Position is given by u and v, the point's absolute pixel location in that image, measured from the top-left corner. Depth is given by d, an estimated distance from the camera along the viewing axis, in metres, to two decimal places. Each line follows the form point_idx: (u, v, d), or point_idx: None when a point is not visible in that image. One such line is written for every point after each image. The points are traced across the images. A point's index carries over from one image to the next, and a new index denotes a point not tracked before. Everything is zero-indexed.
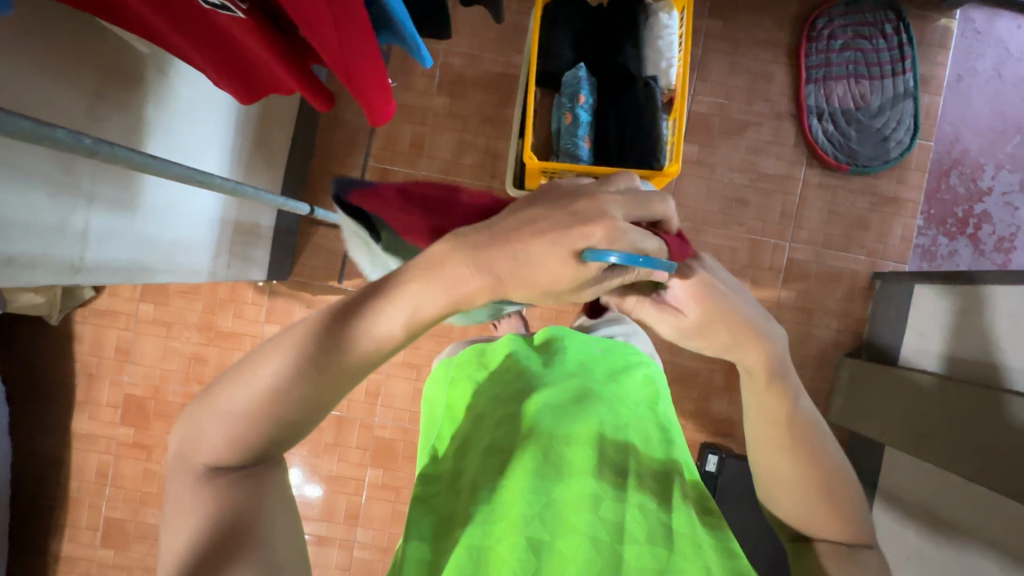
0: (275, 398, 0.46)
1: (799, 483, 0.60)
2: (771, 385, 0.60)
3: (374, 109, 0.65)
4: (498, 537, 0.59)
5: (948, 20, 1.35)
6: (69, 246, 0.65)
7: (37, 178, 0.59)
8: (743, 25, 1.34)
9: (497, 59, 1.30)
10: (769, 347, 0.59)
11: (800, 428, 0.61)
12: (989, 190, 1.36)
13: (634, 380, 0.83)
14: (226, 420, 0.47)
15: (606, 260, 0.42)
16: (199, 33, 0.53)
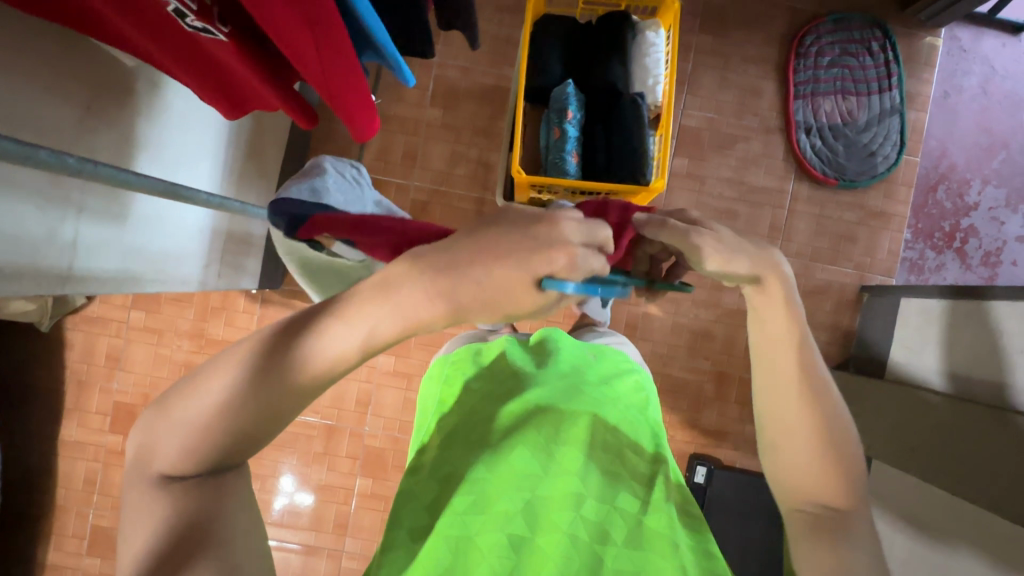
0: (229, 408, 0.46)
1: (798, 436, 0.56)
2: (779, 317, 0.58)
3: (359, 126, 0.66)
4: (475, 532, 0.59)
5: (935, 38, 1.37)
6: (58, 256, 0.66)
7: (26, 190, 0.60)
8: (732, 41, 1.36)
9: (490, 71, 1.31)
10: (774, 277, 0.57)
11: (806, 366, 0.57)
12: (975, 204, 1.38)
13: (624, 386, 0.83)
14: (182, 429, 0.47)
15: (563, 289, 0.41)
16: (185, 56, 0.55)
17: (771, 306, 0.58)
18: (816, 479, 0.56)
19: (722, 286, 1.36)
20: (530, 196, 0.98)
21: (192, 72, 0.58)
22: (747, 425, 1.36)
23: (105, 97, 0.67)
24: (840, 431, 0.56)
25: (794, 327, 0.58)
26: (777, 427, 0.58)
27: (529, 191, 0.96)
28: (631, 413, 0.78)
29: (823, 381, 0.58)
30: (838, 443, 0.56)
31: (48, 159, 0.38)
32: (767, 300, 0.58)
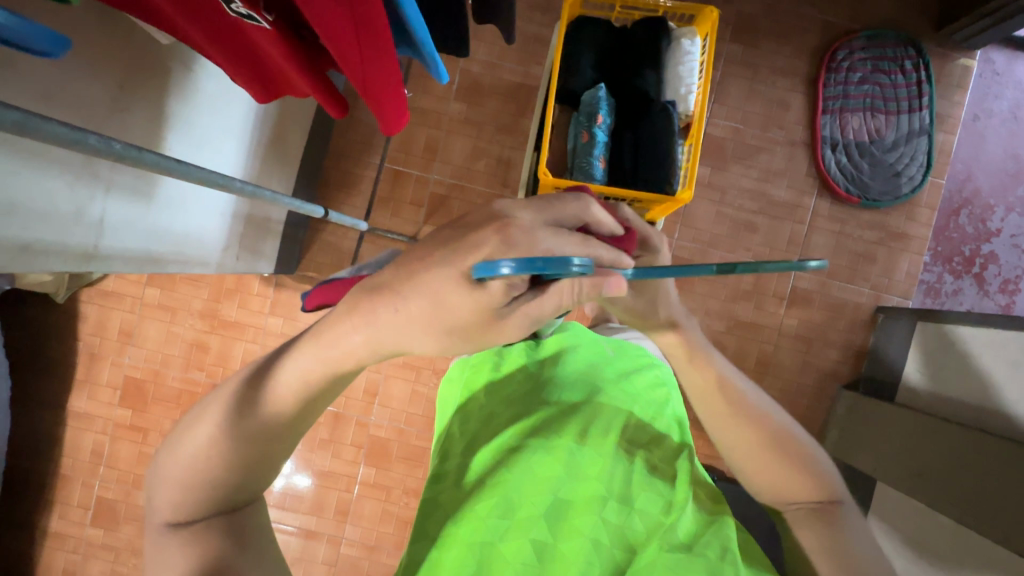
0: (205, 461, 0.56)
1: (750, 452, 0.71)
2: (695, 360, 0.74)
3: (389, 121, 0.65)
4: (501, 542, 0.61)
5: (969, 60, 1.35)
6: (84, 234, 0.66)
7: (58, 168, 0.60)
8: (763, 52, 1.35)
9: (517, 69, 1.30)
10: (681, 334, 0.74)
11: (730, 392, 0.73)
12: (997, 231, 1.37)
13: (643, 385, 0.82)
14: (176, 483, 0.57)
15: (494, 271, 0.39)
16: (222, 36, 0.54)
17: (688, 360, 0.74)
18: (780, 483, 0.70)
19: (736, 298, 1.35)
20: None
21: (228, 53, 0.58)
22: None
23: (139, 77, 0.67)
24: (784, 437, 0.71)
25: (710, 370, 0.74)
26: (732, 450, 0.72)
27: None
28: (648, 415, 0.77)
29: (758, 404, 0.73)
30: (786, 447, 0.70)
31: (96, 145, 0.39)
32: (692, 355, 0.74)
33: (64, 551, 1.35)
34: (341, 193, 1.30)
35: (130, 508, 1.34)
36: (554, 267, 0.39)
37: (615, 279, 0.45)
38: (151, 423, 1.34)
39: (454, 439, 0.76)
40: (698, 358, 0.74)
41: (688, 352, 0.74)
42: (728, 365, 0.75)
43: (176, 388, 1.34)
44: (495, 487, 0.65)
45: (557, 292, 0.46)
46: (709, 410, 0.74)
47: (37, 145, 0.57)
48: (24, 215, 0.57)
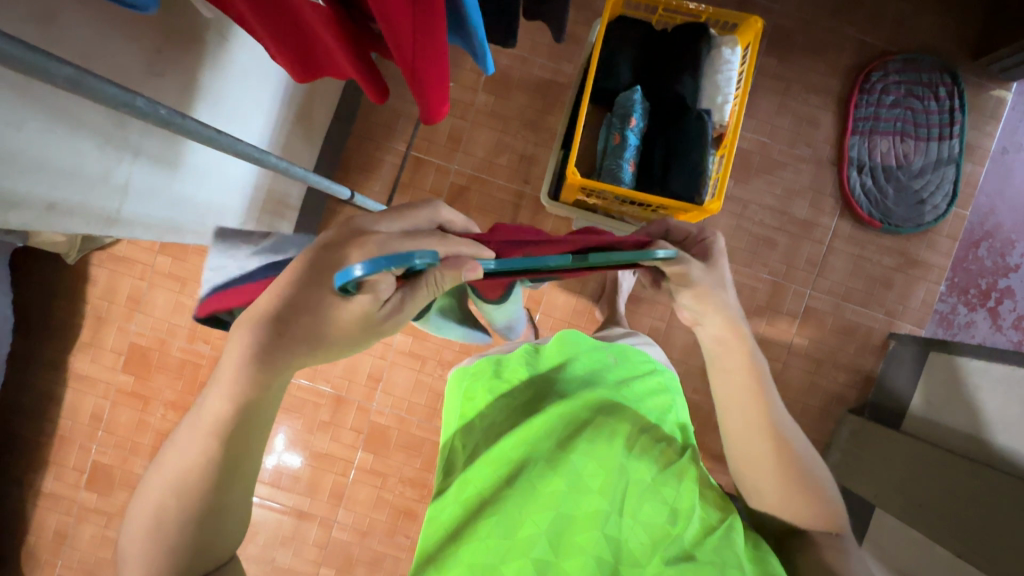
0: (156, 535, 0.50)
1: (758, 461, 0.68)
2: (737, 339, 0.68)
3: (429, 109, 0.64)
4: (506, 557, 0.60)
5: (1004, 91, 1.33)
6: (109, 198, 0.65)
7: (89, 129, 0.59)
8: (797, 67, 1.33)
9: (547, 65, 1.29)
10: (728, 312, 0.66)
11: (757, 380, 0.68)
12: (1016, 266, 1.35)
13: (647, 392, 0.81)
14: (130, 564, 0.51)
15: (351, 276, 0.43)
16: (273, 13, 0.53)
17: (728, 349, 0.68)
18: (778, 497, 0.68)
19: (748, 314, 1.34)
20: (577, 198, 0.97)
21: (275, 31, 0.57)
22: None
23: (176, 44, 0.66)
24: (796, 454, 0.67)
25: (750, 366, 0.68)
26: (740, 455, 0.69)
27: (578, 194, 0.95)
28: (653, 422, 0.77)
29: (779, 415, 0.68)
30: (796, 467, 0.67)
31: (143, 109, 0.38)
32: (730, 345, 0.68)
33: (56, 512, 1.35)
34: (360, 176, 1.29)
35: (126, 475, 1.34)
36: (400, 264, 0.44)
37: (474, 266, 0.50)
38: (152, 391, 1.33)
39: (458, 452, 0.76)
40: (740, 352, 0.68)
41: (740, 346, 0.68)
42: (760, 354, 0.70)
43: (179, 358, 1.33)
44: (502, 501, 0.65)
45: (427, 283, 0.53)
46: (732, 408, 0.69)
47: (70, 104, 0.56)
48: (51, 172, 0.56)
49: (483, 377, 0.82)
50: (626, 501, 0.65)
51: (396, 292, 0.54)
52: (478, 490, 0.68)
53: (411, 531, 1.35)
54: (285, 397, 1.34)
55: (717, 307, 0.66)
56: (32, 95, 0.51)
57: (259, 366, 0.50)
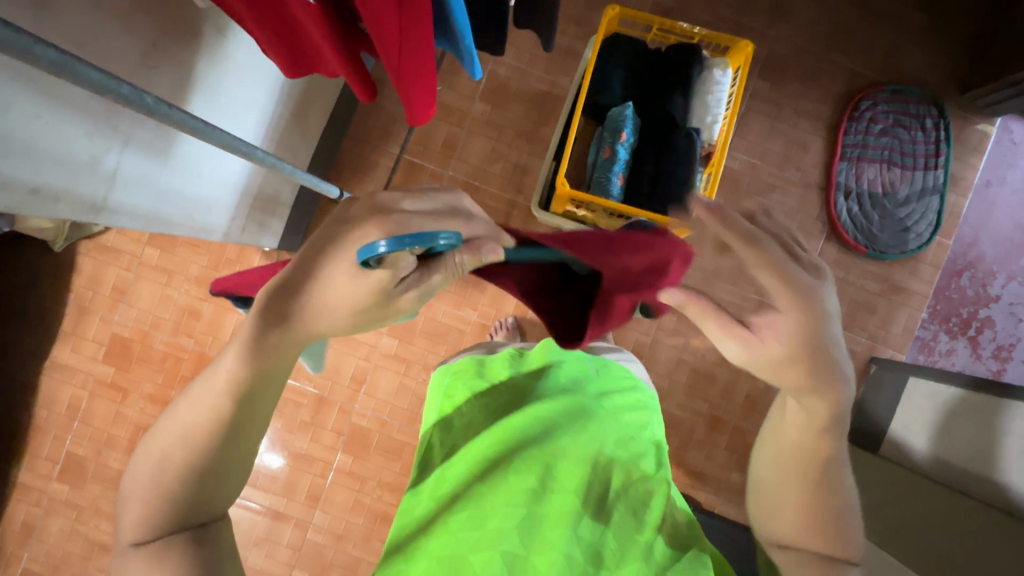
0: (158, 472, 0.52)
1: (794, 494, 0.64)
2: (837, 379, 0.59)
3: (416, 111, 0.65)
4: (472, 550, 0.59)
5: (988, 126, 1.37)
6: (95, 185, 0.65)
7: (80, 114, 0.59)
8: (788, 93, 1.36)
9: (544, 77, 1.31)
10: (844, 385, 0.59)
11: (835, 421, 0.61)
12: (997, 297, 1.38)
13: (625, 405, 0.81)
14: (134, 502, 0.52)
15: (375, 251, 0.43)
16: (264, 10, 0.54)
17: (809, 378, 0.58)
18: (792, 531, 0.65)
19: None
20: (566, 209, 0.97)
21: (268, 28, 0.58)
22: (733, 473, 1.36)
23: (173, 37, 0.67)
24: (835, 504, 0.64)
25: (836, 406, 0.60)
26: (776, 483, 0.65)
27: (567, 204, 0.96)
28: (630, 432, 0.77)
29: (836, 455, 0.63)
30: (829, 514, 0.64)
31: (128, 96, 0.39)
32: (808, 380, 0.58)
33: (25, 503, 1.32)
34: (354, 177, 1.30)
35: (100, 468, 1.32)
36: (420, 243, 0.43)
37: (494, 249, 0.48)
38: (132, 383, 1.32)
39: (434, 451, 0.77)
40: (824, 394, 0.59)
41: (825, 392, 0.59)
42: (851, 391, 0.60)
43: (161, 351, 1.32)
44: (473, 498, 0.65)
45: (442, 268, 0.49)
46: (796, 438, 0.63)
47: (60, 87, 0.56)
48: (37, 156, 0.56)
49: (464, 377, 0.82)
50: (598, 505, 0.66)
51: (416, 268, 0.49)
52: (452, 487, 0.69)
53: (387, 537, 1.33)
54: None
55: (766, 359, 0.58)
56: (22, 77, 0.51)
57: (277, 328, 0.50)
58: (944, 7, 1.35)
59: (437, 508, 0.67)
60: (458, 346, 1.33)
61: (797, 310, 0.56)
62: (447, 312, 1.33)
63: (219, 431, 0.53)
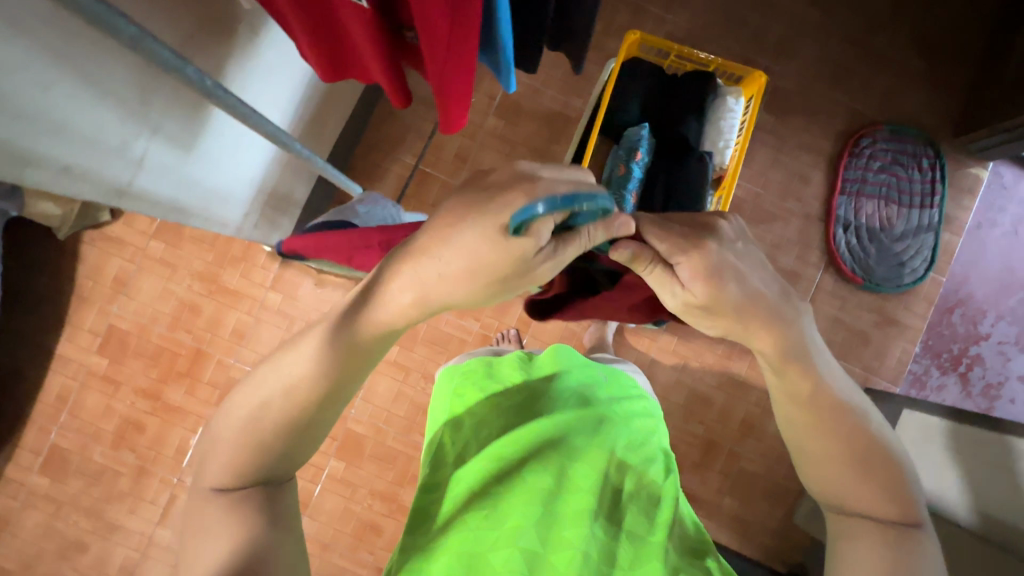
0: (254, 420, 0.53)
1: (815, 447, 0.57)
2: (788, 366, 0.56)
3: (450, 119, 0.67)
4: (489, 546, 0.60)
5: (980, 170, 1.42)
6: (121, 170, 0.65)
7: (115, 98, 0.60)
8: (792, 126, 1.40)
9: (557, 97, 1.34)
10: (782, 329, 0.55)
11: (826, 405, 0.57)
12: (987, 335, 1.41)
13: (636, 413, 0.82)
14: (227, 447, 0.53)
15: (532, 212, 0.46)
16: (314, 12, 0.56)
17: (751, 309, 0.54)
18: (845, 489, 0.56)
19: (731, 356, 1.37)
20: None
21: (314, 31, 0.60)
22: (726, 497, 1.35)
23: (208, 28, 0.68)
24: (863, 438, 0.56)
25: (786, 336, 0.55)
26: (797, 447, 0.59)
27: None
28: (641, 439, 0.78)
29: (829, 388, 0.57)
30: (866, 451, 0.56)
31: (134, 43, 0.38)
32: (751, 324, 0.54)
33: (3, 496, 1.28)
34: (366, 183, 1.31)
35: (84, 462, 1.29)
36: (576, 203, 0.46)
37: (627, 222, 0.52)
38: (125, 376, 1.30)
39: (446, 447, 0.75)
40: (762, 330, 0.55)
41: (774, 318, 0.55)
42: (830, 371, 0.58)
43: (157, 346, 1.30)
44: (491, 497, 0.65)
45: (575, 239, 0.52)
46: (787, 390, 0.57)
47: (99, 70, 0.56)
48: (69, 135, 0.56)
49: (475, 378, 0.84)
50: (612, 509, 0.67)
51: (551, 244, 0.51)
52: (467, 486, 0.68)
53: (375, 547, 1.31)
54: None
55: (716, 299, 0.53)
56: (62, 57, 0.52)
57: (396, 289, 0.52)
58: (941, 55, 1.41)
59: (452, 508, 0.67)
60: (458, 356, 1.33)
61: (712, 244, 0.53)
62: (449, 321, 1.33)
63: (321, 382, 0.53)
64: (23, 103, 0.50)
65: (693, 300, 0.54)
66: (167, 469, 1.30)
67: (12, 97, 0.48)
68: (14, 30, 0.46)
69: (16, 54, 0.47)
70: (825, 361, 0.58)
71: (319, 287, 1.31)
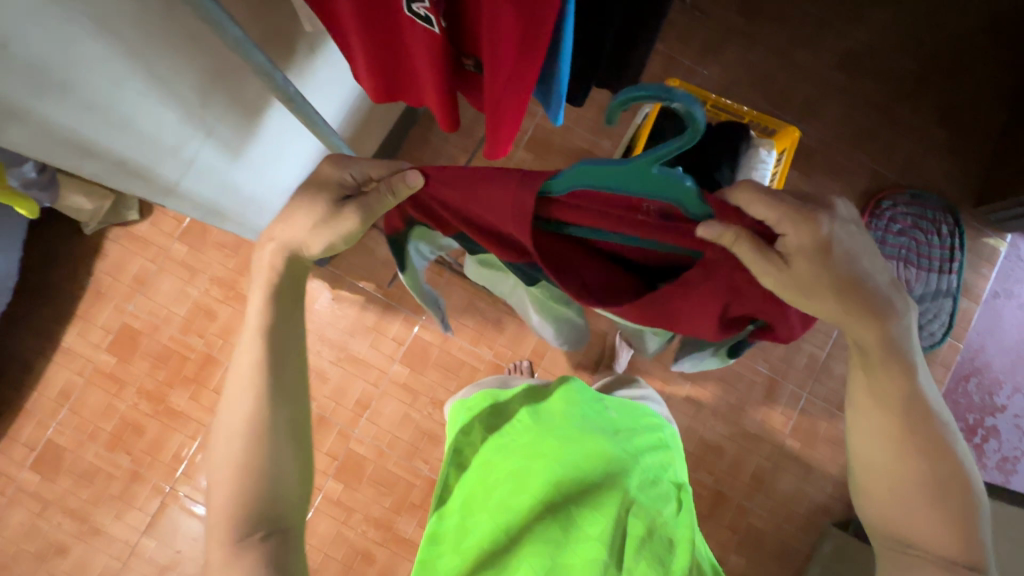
0: (231, 451, 0.54)
1: (883, 474, 0.57)
2: (889, 367, 0.53)
3: (496, 148, 0.69)
4: None
5: (999, 241, 1.43)
6: (171, 169, 0.67)
7: (180, 102, 0.62)
8: (815, 182, 1.42)
9: (587, 136, 1.38)
10: (894, 325, 0.50)
11: (918, 414, 0.55)
12: (1003, 407, 1.39)
13: (647, 449, 0.81)
14: (222, 486, 0.54)
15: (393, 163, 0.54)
16: (382, 38, 0.60)
17: (860, 304, 0.49)
18: (908, 518, 0.56)
19: (744, 407, 1.34)
20: None
21: (377, 55, 0.63)
22: (731, 555, 1.30)
23: (274, 40, 0.70)
24: (945, 466, 0.55)
25: (891, 354, 0.52)
26: (870, 464, 0.58)
27: None
28: (651, 478, 0.77)
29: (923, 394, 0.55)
30: (944, 480, 0.55)
31: None
32: (859, 311, 0.49)
33: None
34: None
35: (78, 461, 1.26)
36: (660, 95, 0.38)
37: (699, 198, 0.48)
38: (131, 377, 1.28)
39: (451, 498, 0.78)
40: (870, 321, 0.50)
41: (882, 323, 0.50)
42: (926, 373, 0.55)
43: (167, 348, 1.29)
44: (499, 557, 0.67)
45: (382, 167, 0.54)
46: (863, 412, 0.57)
47: (169, 74, 0.58)
48: (128, 129, 0.58)
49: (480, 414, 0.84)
50: (622, 560, 0.66)
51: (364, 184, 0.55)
52: (478, 540, 0.69)
53: None
54: None
55: (820, 274, 0.46)
56: (137, 57, 0.53)
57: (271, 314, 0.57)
58: (962, 127, 1.45)
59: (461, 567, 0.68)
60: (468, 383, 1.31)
61: (826, 218, 0.45)
62: (462, 347, 1.32)
63: (266, 393, 0.56)
64: (89, 93, 0.52)
65: (798, 286, 0.46)
66: (161, 476, 1.26)
67: (79, 85, 0.50)
68: (95, 28, 0.48)
69: (93, 50, 0.49)
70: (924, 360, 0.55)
71: (334, 302, 1.31)
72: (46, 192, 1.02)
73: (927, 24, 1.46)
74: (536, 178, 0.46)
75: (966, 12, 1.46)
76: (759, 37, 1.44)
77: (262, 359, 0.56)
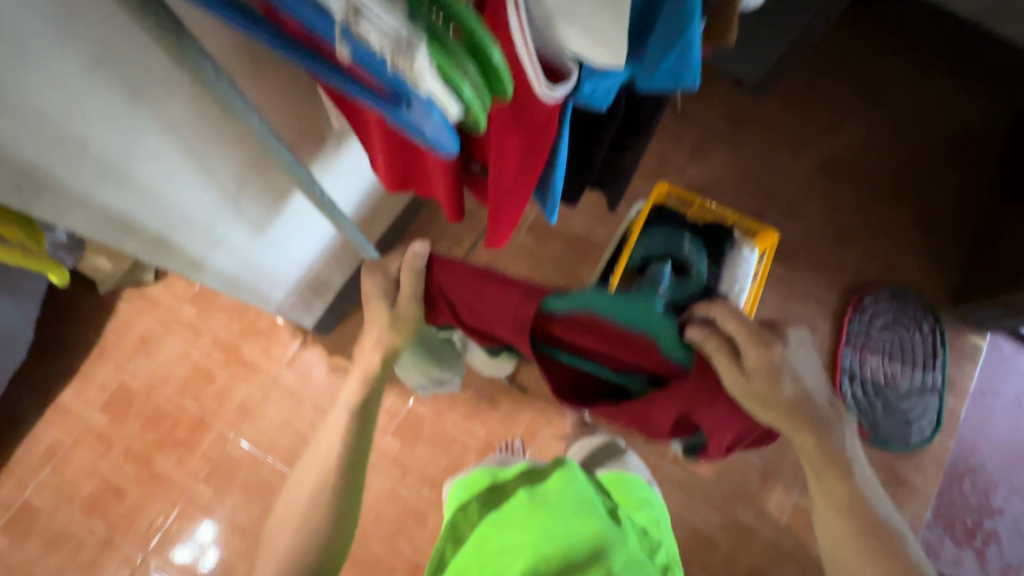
0: (296, 500, 0.72)
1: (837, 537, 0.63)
2: (831, 472, 0.61)
3: (495, 238, 0.76)
4: None
5: (980, 339, 1.48)
6: (203, 246, 0.73)
7: (220, 188, 0.69)
8: (800, 276, 1.49)
9: (586, 223, 1.45)
10: (827, 436, 0.59)
11: (869, 513, 0.61)
12: (999, 510, 1.37)
13: (637, 535, 0.82)
14: (285, 528, 0.71)
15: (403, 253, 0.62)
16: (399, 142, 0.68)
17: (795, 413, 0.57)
18: None
19: (737, 499, 1.32)
20: None
21: (394, 154, 0.71)
22: None
23: (307, 138, 0.80)
24: (908, 560, 0.60)
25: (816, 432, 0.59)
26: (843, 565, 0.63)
27: None
28: (641, 562, 0.76)
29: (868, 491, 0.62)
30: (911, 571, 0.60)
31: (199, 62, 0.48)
32: (802, 423, 0.57)
33: None
34: None
35: (50, 525, 1.22)
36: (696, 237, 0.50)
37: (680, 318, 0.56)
38: (120, 437, 1.28)
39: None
40: (808, 433, 0.58)
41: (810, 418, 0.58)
42: (863, 468, 0.63)
43: (160, 409, 1.29)
44: None
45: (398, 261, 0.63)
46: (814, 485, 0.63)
47: (215, 165, 0.66)
48: (172, 211, 0.65)
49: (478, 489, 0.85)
50: None
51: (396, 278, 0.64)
52: None
53: None
54: (246, 477, 1.26)
55: (775, 391, 0.54)
56: (191, 152, 0.62)
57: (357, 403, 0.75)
58: (938, 230, 1.53)
59: None
60: (459, 461, 1.30)
61: (779, 344, 0.56)
62: (456, 423, 1.32)
63: (338, 464, 0.73)
64: (144, 178, 0.59)
65: (759, 399, 0.54)
66: (134, 545, 1.22)
67: (137, 173, 0.58)
68: (160, 128, 0.56)
69: (156, 145, 0.57)
70: (859, 453, 0.63)
71: (332, 371, 1.33)
72: (71, 255, 1.08)
73: (899, 137, 1.59)
74: (535, 296, 0.50)
75: (935, 127, 1.59)
76: (744, 142, 1.57)
77: (345, 439, 0.74)
